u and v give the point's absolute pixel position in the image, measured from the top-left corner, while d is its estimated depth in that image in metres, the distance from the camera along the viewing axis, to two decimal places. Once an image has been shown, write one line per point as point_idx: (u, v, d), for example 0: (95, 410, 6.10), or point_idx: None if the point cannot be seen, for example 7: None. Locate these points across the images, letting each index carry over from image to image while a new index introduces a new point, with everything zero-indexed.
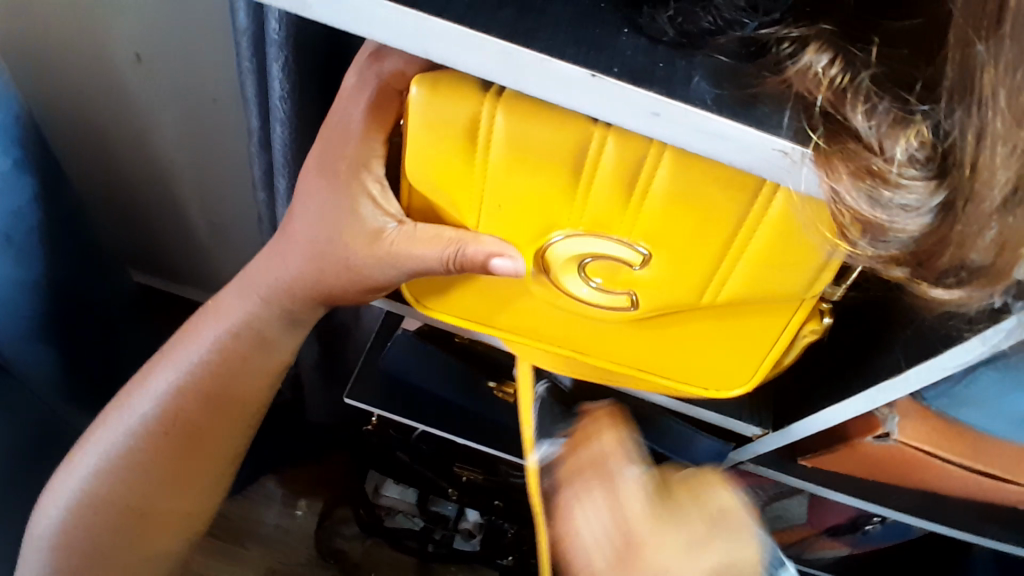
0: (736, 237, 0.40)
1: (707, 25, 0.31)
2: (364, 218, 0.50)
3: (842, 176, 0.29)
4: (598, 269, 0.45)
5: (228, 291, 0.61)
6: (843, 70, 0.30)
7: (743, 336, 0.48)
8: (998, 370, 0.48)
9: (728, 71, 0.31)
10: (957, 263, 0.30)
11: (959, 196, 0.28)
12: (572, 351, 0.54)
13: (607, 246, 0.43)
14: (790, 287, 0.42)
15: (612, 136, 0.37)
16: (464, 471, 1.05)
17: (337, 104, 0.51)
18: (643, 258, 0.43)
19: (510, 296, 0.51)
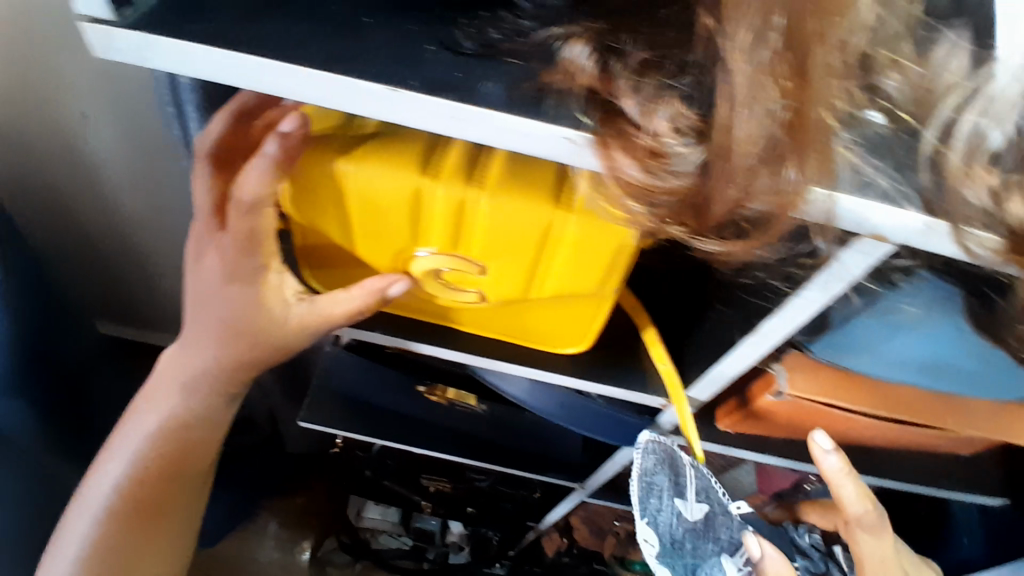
0: (543, 250, 0.47)
1: (496, 37, 0.36)
2: (270, 305, 0.54)
3: (618, 153, 0.33)
4: (451, 276, 0.52)
5: (151, 381, 0.63)
6: (604, 57, 0.33)
7: (576, 312, 0.55)
8: (871, 317, 0.52)
9: (521, 75, 0.35)
10: (736, 209, 0.33)
11: (714, 157, 0.32)
12: (454, 324, 0.61)
13: (455, 260, 0.50)
14: (597, 284, 0.50)
15: (438, 182, 0.44)
16: (432, 482, 1.08)
17: (201, 218, 0.51)
18: (481, 268, 0.50)
19: None
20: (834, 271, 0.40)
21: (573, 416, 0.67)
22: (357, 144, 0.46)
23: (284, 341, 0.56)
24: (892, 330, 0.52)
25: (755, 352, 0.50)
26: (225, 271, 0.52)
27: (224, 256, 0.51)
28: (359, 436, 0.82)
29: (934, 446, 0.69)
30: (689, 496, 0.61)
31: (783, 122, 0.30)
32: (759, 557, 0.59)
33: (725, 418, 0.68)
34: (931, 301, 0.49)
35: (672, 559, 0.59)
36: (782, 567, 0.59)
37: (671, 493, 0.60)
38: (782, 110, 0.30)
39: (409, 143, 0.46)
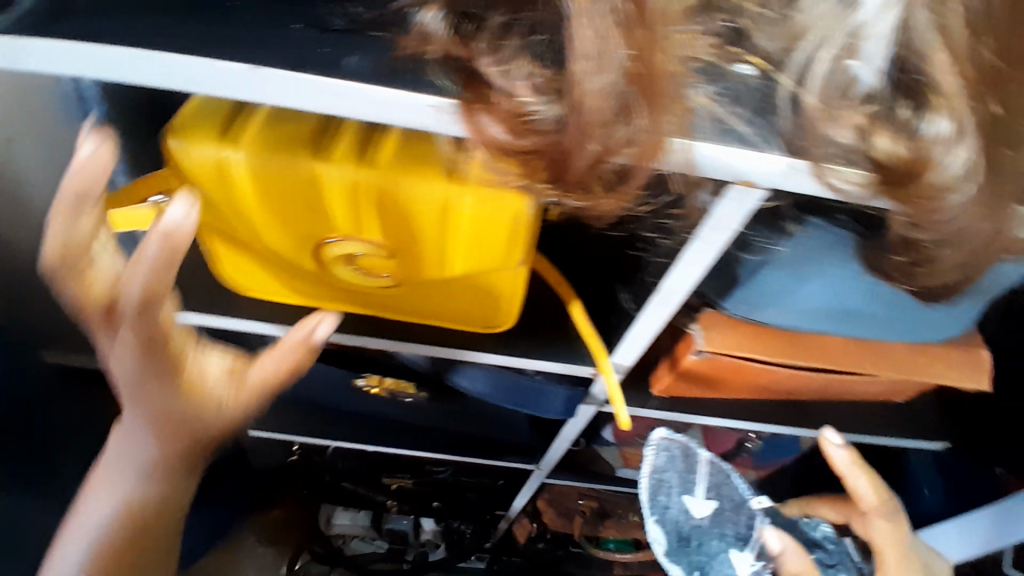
0: (445, 226, 0.47)
1: (357, 11, 0.38)
2: (199, 395, 0.44)
3: (484, 116, 0.34)
4: (362, 260, 0.52)
5: (65, 524, 0.48)
6: (460, 23, 0.34)
7: (494, 290, 0.55)
8: (774, 268, 0.53)
9: (384, 50, 0.36)
10: (595, 160, 0.34)
11: (571, 112, 0.33)
12: (378, 312, 0.61)
13: (362, 243, 0.50)
14: (506, 259, 0.50)
15: (330, 165, 0.44)
16: (393, 480, 1.08)
17: (85, 314, 0.41)
18: (389, 249, 0.50)
19: (309, 284, 0.58)
20: (716, 220, 0.42)
21: (509, 394, 0.69)
22: (248, 133, 0.46)
23: (221, 425, 0.45)
24: (796, 278, 0.53)
25: (664, 309, 0.52)
26: (131, 369, 0.41)
27: (123, 353, 0.41)
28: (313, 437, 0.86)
29: (865, 394, 0.71)
30: (699, 491, 0.63)
31: (630, 72, 0.31)
32: (778, 549, 0.59)
33: (661, 381, 0.69)
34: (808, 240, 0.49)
35: (679, 557, 0.61)
36: (801, 563, 0.58)
37: (681, 490, 0.63)
38: (626, 60, 0.31)
39: (301, 130, 0.46)
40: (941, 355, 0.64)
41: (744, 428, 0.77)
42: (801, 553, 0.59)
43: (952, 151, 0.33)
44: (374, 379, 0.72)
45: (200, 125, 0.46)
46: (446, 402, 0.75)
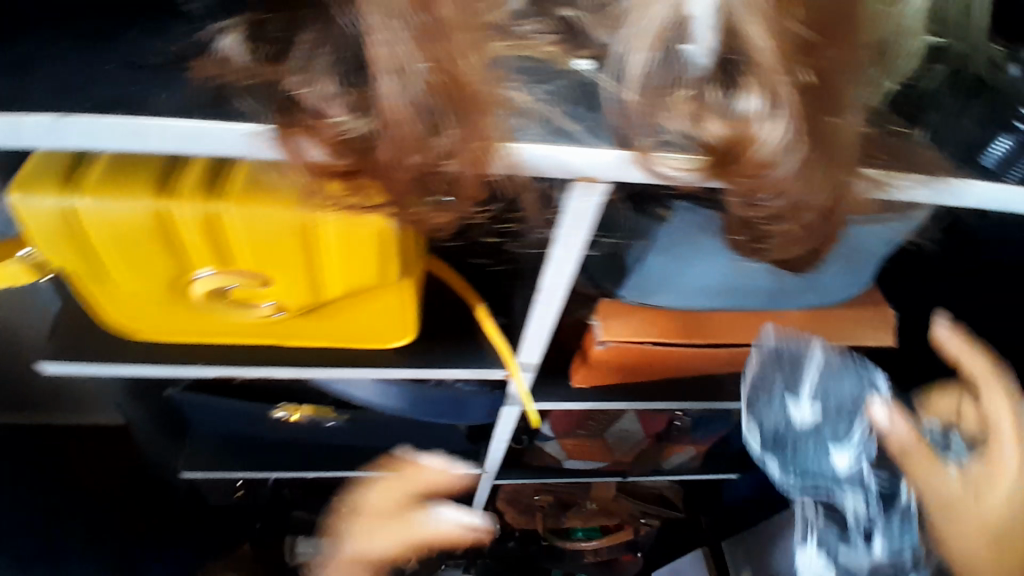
0: (313, 250, 0.47)
1: (171, 48, 0.36)
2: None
3: (299, 138, 0.33)
4: (240, 292, 0.51)
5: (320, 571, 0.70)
6: (270, 53, 0.34)
7: (384, 307, 0.55)
8: (658, 253, 0.53)
9: (198, 81, 0.35)
10: (415, 172, 0.33)
11: (386, 127, 0.32)
12: (275, 341, 0.60)
13: (235, 275, 0.49)
14: (384, 276, 0.49)
15: (179, 201, 0.43)
16: (343, 501, 1.08)
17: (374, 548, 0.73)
18: (264, 278, 0.49)
19: (195, 320, 0.56)
20: (572, 217, 0.42)
21: (424, 407, 0.69)
22: (93, 177, 0.44)
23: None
24: (681, 260, 0.53)
25: (553, 306, 0.52)
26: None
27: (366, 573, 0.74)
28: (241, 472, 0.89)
29: None
30: (852, 439, 0.52)
31: (436, 79, 0.31)
32: (881, 424, 0.50)
33: (577, 373, 0.69)
34: (680, 225, 0.51)
35: (771, 454, 0.54)
36: (908, 436, 0.49)
37: (819, 435, 0.52)
38: (429, 69, 0.30)
39: (149, 169, 0.44)
40: (842, 316, 0.65)
41: (672, 408, 0.79)
42: (908, 430, 0.49)
43: (766, 127, 0.33)
44: (292, 407, 0.71)
45: (40, 174, 0.44)
46: (371, 421, 0.74)
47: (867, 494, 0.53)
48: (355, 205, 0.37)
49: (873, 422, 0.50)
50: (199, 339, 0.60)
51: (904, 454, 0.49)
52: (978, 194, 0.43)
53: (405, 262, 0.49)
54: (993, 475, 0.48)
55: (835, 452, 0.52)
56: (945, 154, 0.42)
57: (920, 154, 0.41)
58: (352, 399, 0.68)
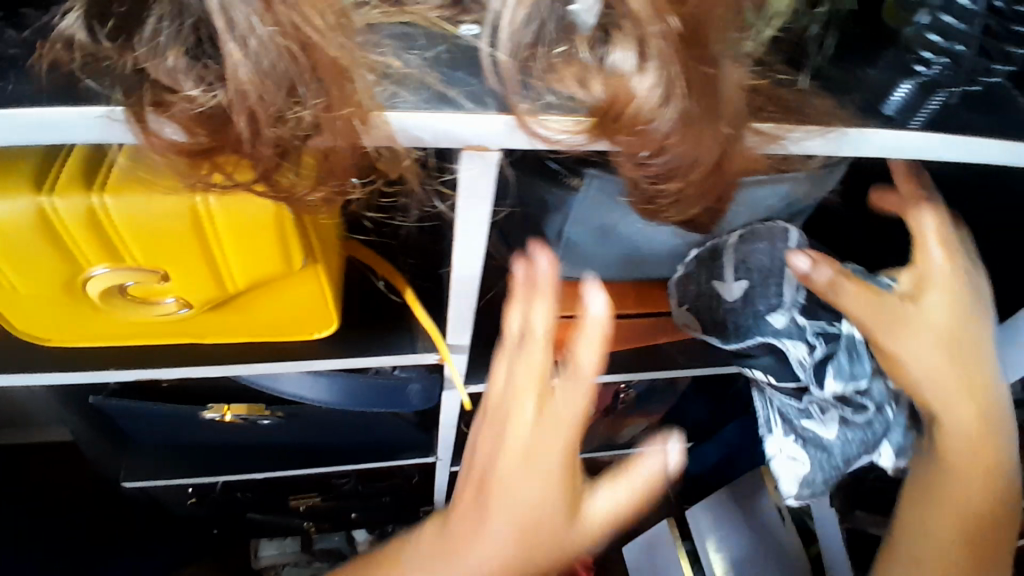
0: (207, 240, 0.44)
1: (18, 34, 0.35)
2: None
3: (152, 116, 0.32)
4: (140, 290, 0.49)
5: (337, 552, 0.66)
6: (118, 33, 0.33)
7: (299, 297, 0.53)
8: (577, 226, 0.53)
9: (45, 66, 0.33)
10: (275, 147, 0.32)
11: (240, 101, 0.30)
12: (192, 338, 0.58)
13: (130, 272, 0.46)
14: (289, 264, 0.47)
15: (52, 197, 0.40)
16: (299, 500, 1.06)
17: None
18: (161, 274, 0.47)
19: (101, 323, 0.53)
20: (469, 189, 0.41)
21: (359, 397, 0.66)
22: None
23: None
24: (600, 231, 0.53)
25: (469, 284, 0.51)
26: None
27: None
28: (188, 480, 0.86)
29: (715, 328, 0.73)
30: (782, 302, 0.55)
31: (285, 47, 0.29)
32: (804, 269, 0.51)
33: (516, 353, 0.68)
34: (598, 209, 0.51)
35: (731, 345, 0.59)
36: (833, 274, 0.51)
37: (754, 309, 0.56)
38: (275, 36, 0.29)
39: (20, 165, 0.42)
40: None
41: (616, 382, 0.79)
42: (831, 265, 0.51)
43: (637, 81, 0.32)
44: (223, 407, 0.68)
45: None
46: (309, 416, 0.72)
47: (811, 345, 0.55)
48: (226, 187, 0.36)
49: (795, 271, 0.51)
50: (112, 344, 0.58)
51: (832, 289, 0.51)
52: (879, 142, 0.42)
53: (310, 248, 0.48)
54: (922, 280, 0.54)
55: (775, 316, 0.55)
56: (841, 104, 0.42)
57: (814, 105, 0.41)
58: (284, 395, 0.65)
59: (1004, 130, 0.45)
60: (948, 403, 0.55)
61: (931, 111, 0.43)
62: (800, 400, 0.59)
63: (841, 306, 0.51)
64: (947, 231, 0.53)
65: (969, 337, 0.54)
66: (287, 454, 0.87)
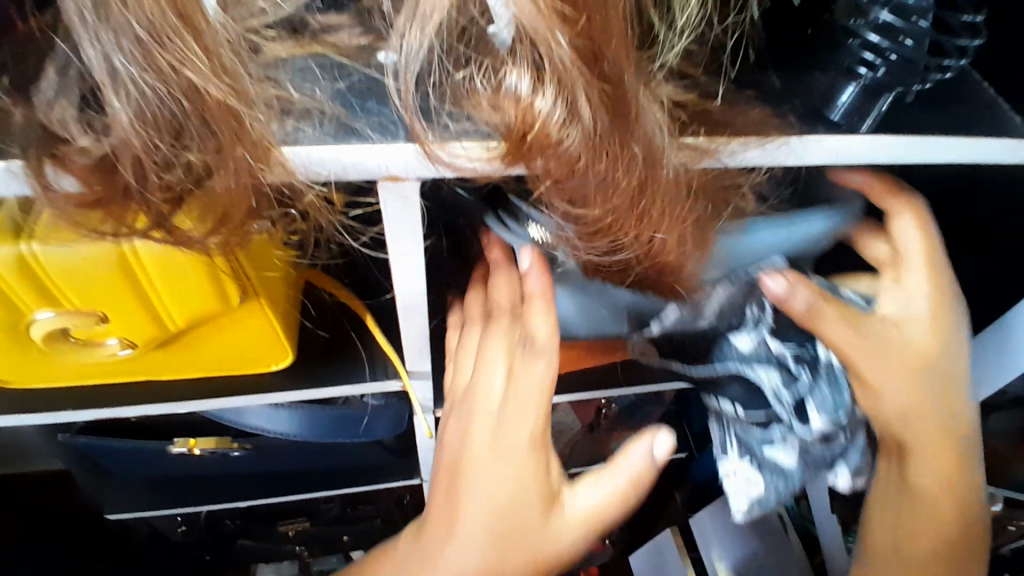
0: (141, 281, 0.44)
1: None
2: None
3: (46, 170, 0.31)
4: (83, 333, 0.48)
5: None
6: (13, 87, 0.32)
7: (246, 331, 0.52)
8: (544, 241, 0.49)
9: None
10: (171, 192, 0.31)
11: (127, 149, 0.29)
12: (149, 376, 0.57)
13: (68, 318, 0.46)
14: (228, 300, 0.47)
15: None
16: (287, 526, 1.06)
17: None
18: (101, 317, 0.46)
19: (51, 365, 0.53)
20: (393, 223, 0.40)
21: (321, 428, 0.63)
22: None
23: None
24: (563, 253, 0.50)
25: (417, 313, 0.50)
26: None
27: None
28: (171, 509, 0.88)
29: None
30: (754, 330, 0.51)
31: (165, 93, 0.28)
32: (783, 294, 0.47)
33: None
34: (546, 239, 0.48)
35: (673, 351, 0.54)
36: (807, 299, 0.47)
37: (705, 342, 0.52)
38: (152, 84, 0.28)
39: None
40: None
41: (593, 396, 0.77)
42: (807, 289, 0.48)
43: (540, 104, 0.31)
44: (189, 441, 0.67)
45: None
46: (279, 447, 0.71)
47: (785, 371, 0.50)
48: (135, 233, 0.35)
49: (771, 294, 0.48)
50: (69, 388, 0.57)
51: (809, 315, 0.48)
52: (828, 151, 0.39)
53: (249, 283, 0.47)
54: (904, 312, 0.52)
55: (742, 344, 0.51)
56: (780, 113, 0.40)
57: (749, 116, 0.39)
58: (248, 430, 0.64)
59: (955, 131, 0.43)
60: (926, 437, 0.54)
61: (878, 113, 0.40)
62: (765, 430, 0.54)
63: (820, 334, 0.49)
64: (932, 254, 0.52)
65: (948, 367, 0.53)
66: (267, 483, 0.86)
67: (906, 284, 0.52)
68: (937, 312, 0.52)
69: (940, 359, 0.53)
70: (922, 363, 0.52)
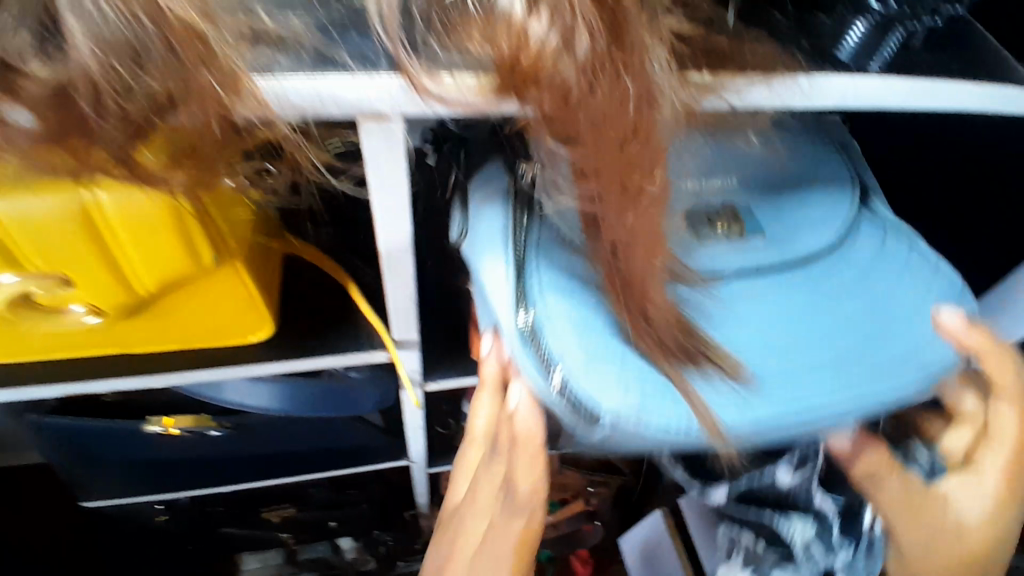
0: (106, 238, 0.41)
1: None
2: None
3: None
4: (46, 297, 0.45)
5: None
6: None
7: (222, 297, 0.49)
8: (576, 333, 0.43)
9: None
10: (129, 122, 0.29)
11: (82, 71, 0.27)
12: (122, 349, 0.54)
13: (28, 280, 0.42)
14: (202, 260, 0.44)
15: None
16: (274, 512, 1.03)
17: None
18: (64, 279, 0.43)
19: (13, 334, 0.49)
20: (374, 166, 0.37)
21: (303, 402, 0.60)
22: None
23: None
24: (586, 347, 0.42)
25: (403, 272, 0.48)
26: None
27: None
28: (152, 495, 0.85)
29: None
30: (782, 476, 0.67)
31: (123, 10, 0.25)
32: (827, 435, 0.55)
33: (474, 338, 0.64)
34: (566, 325, 0.43)
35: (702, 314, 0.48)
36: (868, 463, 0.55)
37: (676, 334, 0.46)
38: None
39: None
40: None
41: None
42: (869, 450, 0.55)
43: (535, 28, 0.29)
44: (165, 420, 0.64)
45: None
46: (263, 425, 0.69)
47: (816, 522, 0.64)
48: (95, 172, 0.32)
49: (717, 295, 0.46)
50: (38, 362, 0.54)
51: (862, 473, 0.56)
52: (838, 93, 0.38)
53: (224, 241, 0.44)
54: (970, 496, 0.54)
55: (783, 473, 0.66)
56: (788, 53, 0.38)
57: (758, 54, 0.37)
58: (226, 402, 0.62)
59: (965, 77, 0.42)
60: None
61: (884, 54, 0.40)
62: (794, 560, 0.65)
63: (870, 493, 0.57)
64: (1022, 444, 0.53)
65: (1001, 540, 0.55)
66: (250, 466, 0.83)
67: (985, 483, 0.54)
68: (996, 493, 0.54)
69: (987, 531, 0.54)
70: (964, 530, 0.54)
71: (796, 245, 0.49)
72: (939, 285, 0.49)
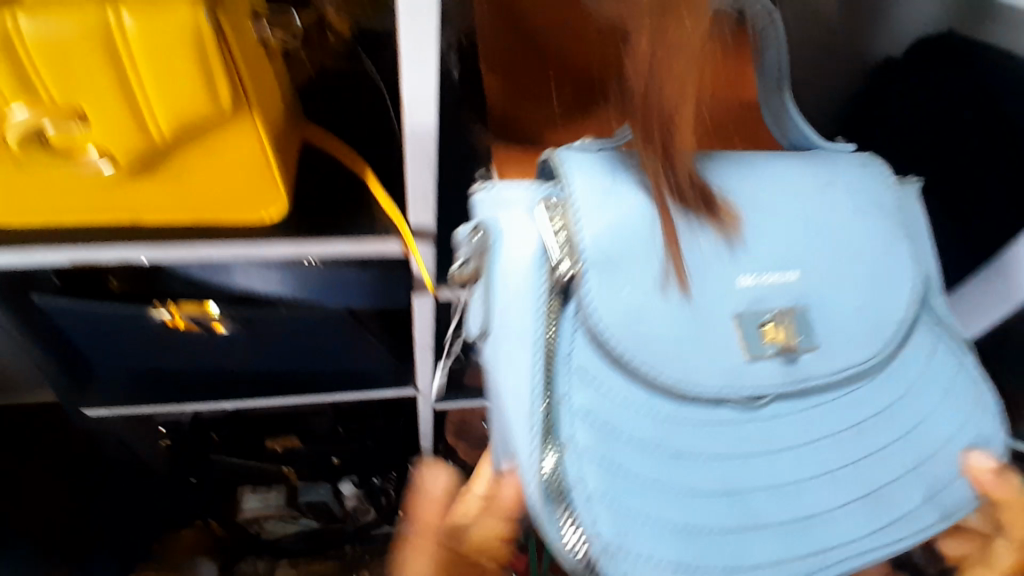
0: (124, 66, 0.40)
1: None
2: None
3: None
4: (60, 142, 0.43)
5: None
6: None
7: (235, 152, 0.49)
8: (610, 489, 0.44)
9: None
10: None
11: None
12: (132, 218, 0.53)
13: (42, 115, 0.41)
14: (217, 99, 0.43)
15: None
16: (276, 441, 1.02)
17: None
18: (81, 118, 0.41)
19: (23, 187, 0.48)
20: None
21: (299, 273, 0.62)
22: None
23: None
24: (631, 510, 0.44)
25: (421, 111, 0.47)
26: None
27: None
28: (159, 405, 0.82)
29: None
30: None
31: None
32: None
33: None
34: (604, 476, 0.44)
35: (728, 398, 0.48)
36: None
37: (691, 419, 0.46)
38: None
39: None
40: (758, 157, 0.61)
41: None
42: None
43: None
44: (174, 304, 0.63)
45: None
46: (266, 331, 0.67)
47: None
48: None
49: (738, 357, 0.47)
50: (44, 227, 0.53)
51: None
52: None
53: (239, 79, 0.44)
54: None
55: None
56: None
57: None
58: (233, 285, 0.63)
59: None
60: None
61: None
62: None
63: None
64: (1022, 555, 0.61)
65: None
66: (258, 382, 0.83)
67: None
68: None
69: None
70: None
71: (830, 365, 0.49)
72: (979, 426, 0.54)
